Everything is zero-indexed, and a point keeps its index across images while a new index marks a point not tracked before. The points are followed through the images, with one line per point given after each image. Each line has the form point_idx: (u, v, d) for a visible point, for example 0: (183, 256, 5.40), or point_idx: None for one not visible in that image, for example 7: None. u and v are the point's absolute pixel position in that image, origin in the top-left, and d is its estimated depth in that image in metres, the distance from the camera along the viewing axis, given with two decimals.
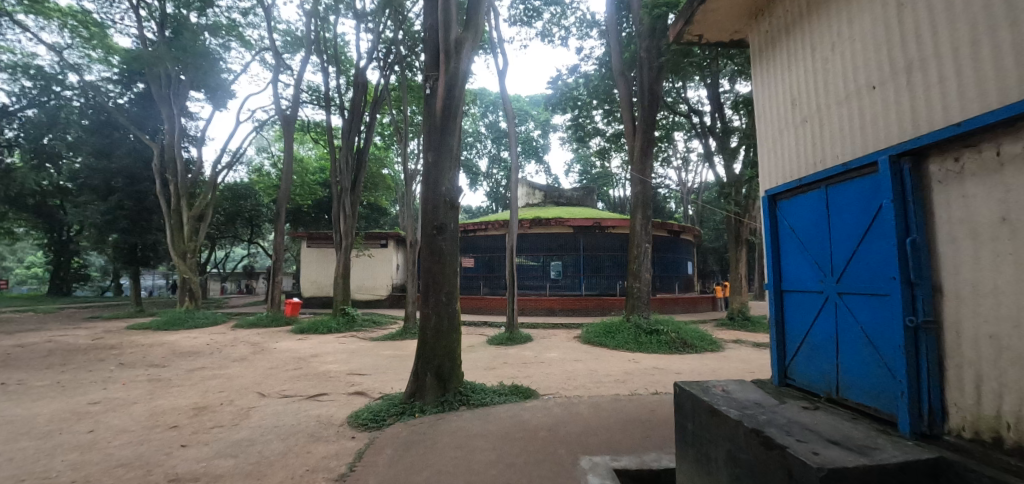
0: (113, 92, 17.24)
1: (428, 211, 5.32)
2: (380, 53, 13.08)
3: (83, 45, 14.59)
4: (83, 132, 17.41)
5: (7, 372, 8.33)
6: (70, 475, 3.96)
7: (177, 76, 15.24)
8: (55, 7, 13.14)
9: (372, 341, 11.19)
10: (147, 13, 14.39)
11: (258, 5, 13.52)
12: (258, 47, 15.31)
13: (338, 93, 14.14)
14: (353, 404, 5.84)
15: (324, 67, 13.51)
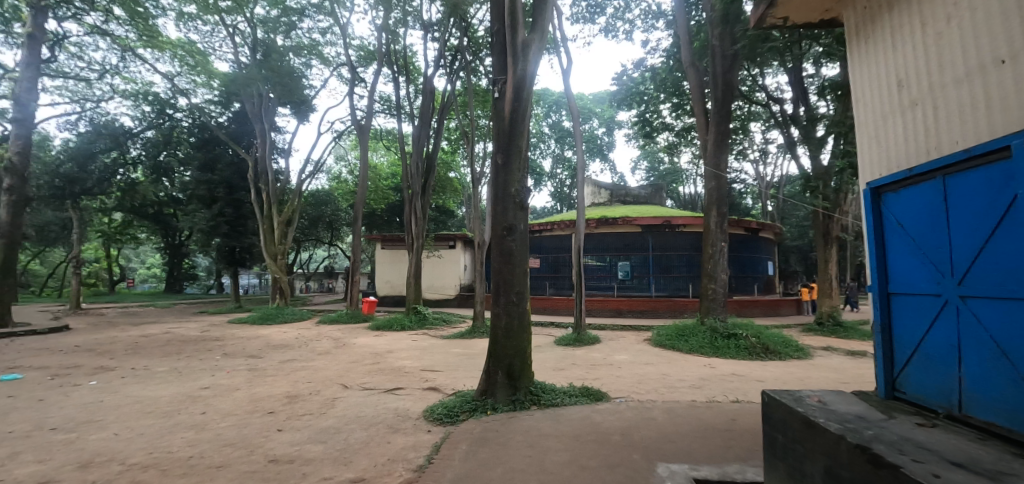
0: (215, 112, 19.08)
1: (498, 213, 5.36)
2: (447, 60, 13.37)
3: (190, 72, 16.26)
4: (191, 149, 19.55)
5: (134, 358, 9.44)
6: (187, 451, 4.40)
7: (267, 95, 16.53)
8: (167, 40, 14.60)
9: (443, 339, 11.49)
10: (242, 39, 15.72)
11: (334, 24, 14.32)
12: (335, 63, 16.24)
13: (407, 102, 14.65)
14: (427, 399, 6.02)
15: (394, 77, 14.06)
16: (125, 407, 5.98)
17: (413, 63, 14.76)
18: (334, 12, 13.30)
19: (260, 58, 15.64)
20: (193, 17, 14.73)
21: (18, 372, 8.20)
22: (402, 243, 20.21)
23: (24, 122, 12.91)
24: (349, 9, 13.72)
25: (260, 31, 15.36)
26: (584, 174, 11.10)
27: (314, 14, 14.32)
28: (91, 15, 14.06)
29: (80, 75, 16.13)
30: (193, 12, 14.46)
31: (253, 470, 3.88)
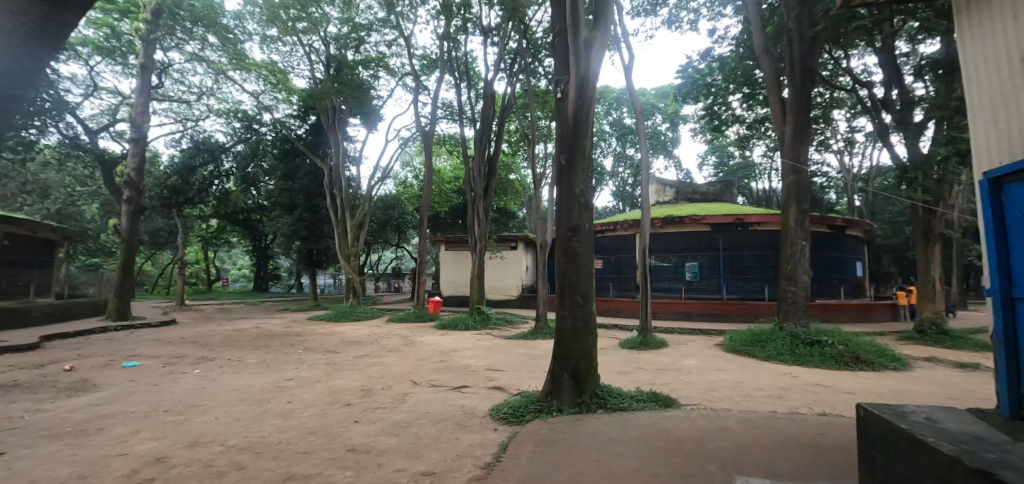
0: (295, 125, 20.41)
1: (562, 214, 5.28)
2: (507, 63, 13.45)
3: (272, 90, 17.52)
4: (274, 159, 20.98)
5: (229, 350, 10.24)
6: (276, 436, 4.69)
7: (339, 107, 17.43)
8: (253, 62, 15.71)
9: (506, 340, 11.54)
10: (316, 56, 16.68)
11: (399, 35, 14.83)
12: (400, 73, 16.82)
13: (469, 107, 14.86)
14: (493, 398, 6.03)
15: (456, 84, 14.35)
16: (223, 394, 6.49)
17: (473, 69, 14.99)
18: (399, 24, 13.77)
19: (334, 73, 16.54)
20: (275, 39, 15.84)
21: (136, 359, 9.17)
22: (465, 244, 20.56)
23: (139, 142, 14.41)
24: (413, 21, 14.18)
25: (333, 49, 16.22)
26: (650, 171, 10.73)
27: (380, 28, 14.93)
28: (190, 45, 15.50)
29: (181, 97, 17.81)
30: (275, 35, 15.53)
31: (333, 458, 4.07)
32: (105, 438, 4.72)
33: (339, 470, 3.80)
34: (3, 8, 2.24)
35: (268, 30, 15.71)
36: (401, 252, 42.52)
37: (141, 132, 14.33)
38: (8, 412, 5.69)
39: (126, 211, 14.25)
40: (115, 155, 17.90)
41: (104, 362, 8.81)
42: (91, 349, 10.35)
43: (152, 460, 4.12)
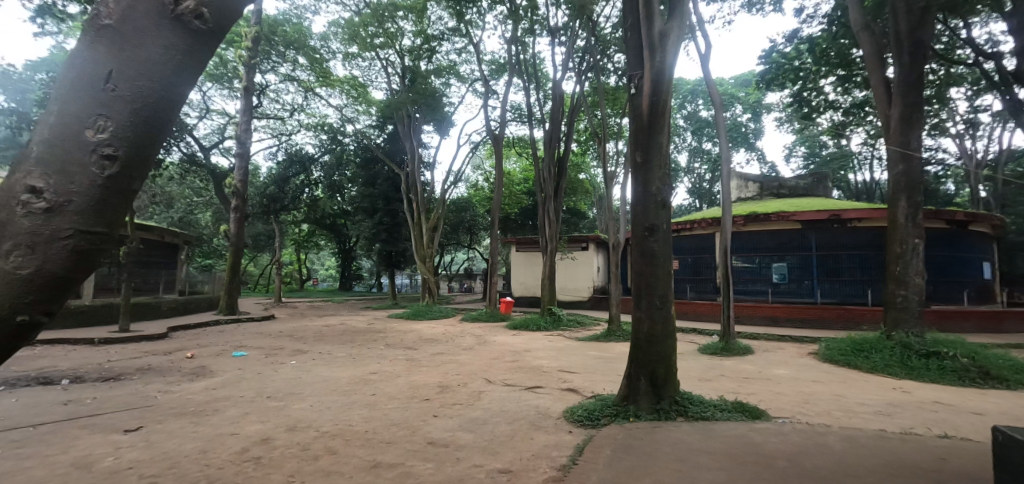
0: (374, 135, 21.45)
1: (637, 213, 5.07)
2: (575, 62, 13.29)
3: (354, 103, 18.56)
4: (357, 168, 22.15)
5: (320, 344, 10.94)
6: (363, 426, 4.89)
7: (414, 116, 18.12)
8: (336, 78, 16.74)
9: (579, 341, 11.36)
10: (393, 70, 17.47)
11: (469, 42, 15.15)
12: (470, 79, 17.17)
13: (538, 107, 14.84)
14: (568, 400, 5.90)
15: (524, 86, 14.39)
16: (316, 384, 6.89)
17: (541, 70, 14.97)
18: (469, 32, 14.05)
19: (408, 83, 17.19)
20: (355, 56, 16.75)
21: (243, 349, 10.03)
22: (535, 245, 20.51)
23: (244, 156, 15.80)
24: (482, 27, 14.40)
25: (409, 61, 16.86)
26: (731, 166, 10.11)
27: (451, 37, 15.30)
28: (284, 66, 16.80)
29: (276, 114, 19.33)
30: (355, 52, 16.42)
31: (415, 450, 4.15)
32: (218, 419, 5.17)
33: (420, 461, 3.87)
34: (144, 37, 1.25)
35: (349, 48, 16.64)
36: (473, 254, 43.35)
37: (244, 147, 15.72)
38: (142, 392, 6.43)
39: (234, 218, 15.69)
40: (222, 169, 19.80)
41: (218, 351, 9.72)
42: (207, 339, 11.47)
43: (257, 441, 4.45)
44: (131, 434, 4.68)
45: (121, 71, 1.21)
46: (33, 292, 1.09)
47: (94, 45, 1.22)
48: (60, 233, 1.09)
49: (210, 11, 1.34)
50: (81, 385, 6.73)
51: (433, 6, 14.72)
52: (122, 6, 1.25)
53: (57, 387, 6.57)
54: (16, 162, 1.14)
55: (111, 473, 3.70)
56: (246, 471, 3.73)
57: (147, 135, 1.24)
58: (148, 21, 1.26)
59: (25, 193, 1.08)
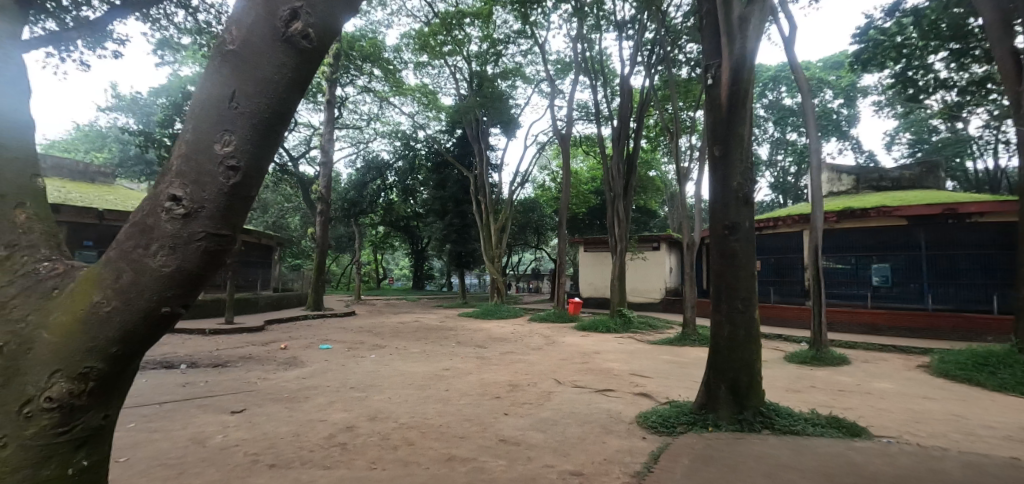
0: (444, 140, 22.16)
1: (717, 211, 4.83)
2: (644, 56, 12.92)
3: (425, 110, 19.24)
4: (429, 172, 22.90)
5: (396, 339, 11.46)
6: (438, 420, 5.06)
7: (481, 120, 18.50)
8: (409, 87, 17.51)
9: (651, 344, 11.01)
10: (461, 75, 17.91)
11: (534, 43, 15.19)
12: (536, 80, 17.22)
13: (605, 104, 14.55)
14: (640, 404, 5.74)
15: (590, 84, 14.18)
16: (393, 377, 7.23)
17: (608, 66, 14.69)
18: (534, 33, 14.12)
19: (476, 88, 17.58)
20: (426, 65, 17.39)
21: (329, 343, 10.74)
22: (605, 245, 20.13)
23: (328, 164, 16.92)
24: (547, 27, 14.39)
25: (476, 65, 17.22)
26: (820, 158, 9.34)
27: (517, 39, 15.44)
28: (361, 78, 17.80)
29: (355, 123, 20.54)
30: (426, 60, 17.05)
31: (487, 446, 4.24)
32: (308, 405, 5.57)
33: (492, 458, 3.94)
34: (259, 54, 1.36)
35: (419, 57, 17.29)
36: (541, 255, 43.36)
37: (328, 156, 16.86)
38: (244, 378, 7.08)
39: (319, 221, 16.84)
40: (310, 176, 21.33)
41: (307, 344, 10.48)
42: (296, 332, 12.40)
43: (343, 428, 4.75)
44: (237, 415, 5.19)
45: (242, 91, 1.33)
46: (173, 287, 1.24)
47: (223, 68, 1.36)
48: (195, 237, 1.23)
49: (317, 31, 1.41)
50: (195, 369, 7.54)
51: (498, 10, 14.91)
52: (245, 29, 1.37)
53: (176, 370, 7.42)
54: (163, 174, 1.31)
55: (220, 449, 4.12)
56: (334, 456, 4.00)
57: (263, 150, 1.37)
58: (263, 43, 1.36)
59: (169, 200, 1.23)
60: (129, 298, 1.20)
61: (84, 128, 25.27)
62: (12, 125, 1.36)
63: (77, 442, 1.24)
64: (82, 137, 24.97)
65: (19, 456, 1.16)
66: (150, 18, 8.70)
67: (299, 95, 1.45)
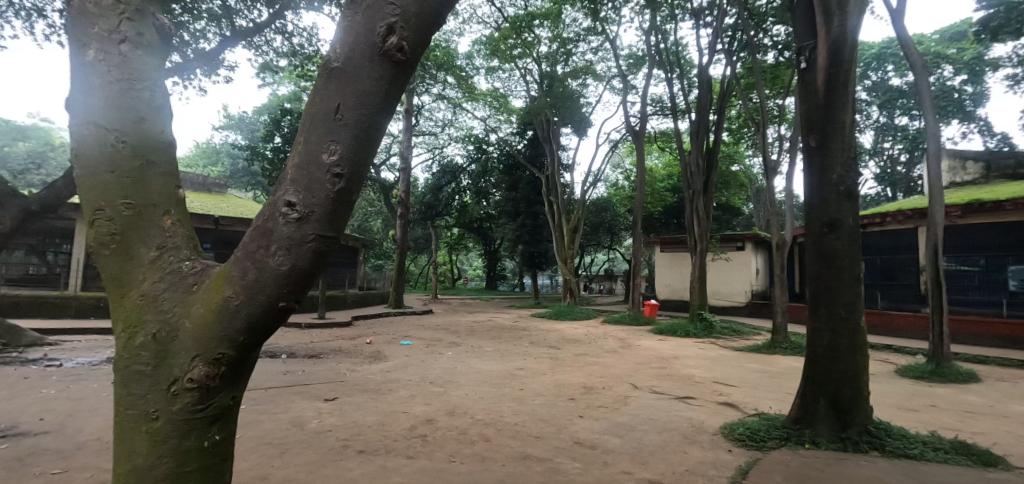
0: (516, 142, 22.35)
1: (815, 206, 4.46)
2: (725, 42, 12.27)
3: (497, 113, 19.55)
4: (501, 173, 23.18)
5: (472, 338, 11.74)
6: (513, 418, 5.13)
7: (552, 119, 18.51)
8: (481, 91, 17.94)
9: (736, 351, 10.39)
10: (530, 76, 17.99)
11: (605, 38, 14.89)
12: (607, 76, 16.87)
13: (682, 97, 13.93)
14: (725, 415, 5.43)
15: (666, 77, 13.63)
16: (469, 374, 7.42)
17: (685, 57, 14.15)
18: (604, 29, 13.92)
19: (546, 88, 17.63)
20: (496, 69, 17.77)
21: (409, 339, 11.24)
22: (683, 245, 19.28)
23: (406, 169, 17.74)
24: (617, 22, 14.10)
25: (546, 66, 17.19)
26: (936, 145, 8.28)
27: (587, 36, 15.25)
28: (435, 87, 18.53)
29: (430, 130, 21.43)
30: (497, 65, 17.44)
31: (562, 447, 4.23)
32: (392, 398, 5.88)
33: (568, 460, 3.93)
34: (358, 66, 1.46)
35: (490, 63, 17.74)
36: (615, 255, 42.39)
37: (406, 162, 17.70)
38: (335, 369, 7.62)
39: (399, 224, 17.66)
40: (390, 182, 22.42)
41: (389, 339, 11.04)
42: (379, 328, 13.09)
43: (423, 420, 4.96)
44: (329, 402, 5.59)
45: (345, 103, 1.43)
46: (288, 285, 1.37)
47: (328, 83, 1.47)
48: (307, 239, 1.35)
49: (410, 44, 1.50)
50: (292, 360, 8.22)
51: (567, 9, 14.85)
52: (347, 47, 1.48)
53: (278, 359, 8.14)
54: (279, 184, 1.44)
55: (315, 433, 4.46)
56: (415, 446, 4.19)
57: (363, 157, 1.47)
58: (362, 58, 1.46)
59: (284, 206, 1.36)
60: (252, 294, 1.34)
61: (202, 144, 28.49)
62: (163, 141, 1.58)
63: (211, 418, 1.40)
64: (200, 152, 28.15)
65: (168, 427, 1.36)
66: (253, 45, 9.69)
67: (392, 103, 1.53)
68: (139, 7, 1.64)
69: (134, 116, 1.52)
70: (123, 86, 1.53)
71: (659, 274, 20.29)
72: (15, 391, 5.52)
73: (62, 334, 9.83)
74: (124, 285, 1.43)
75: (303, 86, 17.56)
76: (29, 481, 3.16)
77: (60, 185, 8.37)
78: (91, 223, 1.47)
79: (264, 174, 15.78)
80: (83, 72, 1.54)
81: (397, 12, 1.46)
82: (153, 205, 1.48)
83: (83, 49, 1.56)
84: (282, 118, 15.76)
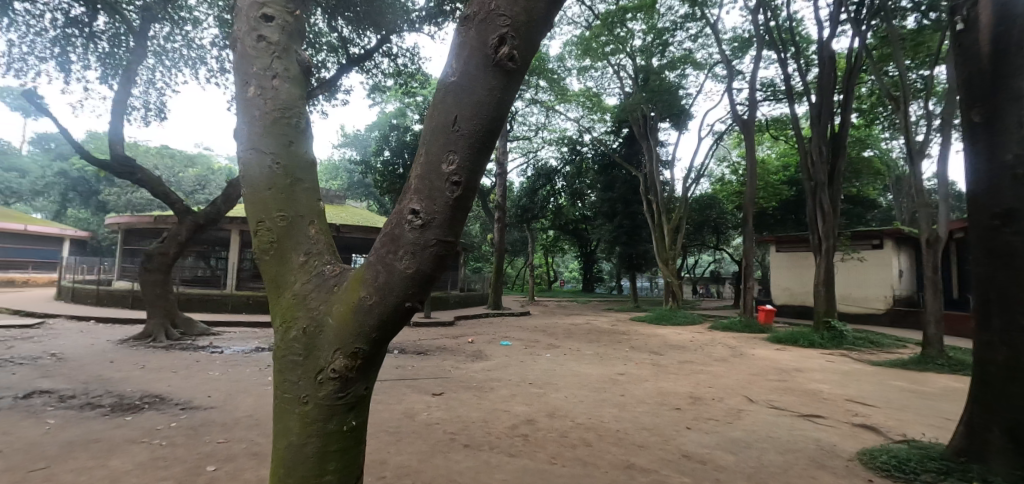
0: (610, 141, 22.01)
1: (983, 195, 3.78)
2: (850, 13, 10.98)
3: (590, 113, 19.39)
4: (596, 173, 22.81)
5: (570, 340, 11.70)
6: (616, 425, 5.03)
7: (650, 114, 17.93)
8: (573, 93, 17.87)
9: (872, 366, 9.22)
10: (625, 72, 17.59)
11: (706, 24, 14.06)
12: (709, 64, 15.90)
13: (797, 79, 12.70)
14: (862, 439, 4.83)
15: (780, 58, 12.48)
16: (569, 377, 7.41)
17: (801, 32, 12.90)
18: (704, 15, 13.14)
19: (642, 82, 17.07)
20: (589, 68, 17.58)
21: (508, 339, 11.50)
22: (803, 244, 17.54)
23: (503, 174, 18.20)
24: (718, 4, 13.24)
25: (641, 60, 16.62)
26: None
27: (684, 24, 14.47)
28: (528, 91, 18.78)
29: (525, 134, 21.74)
30: (589, 64, 17.25)
31: (669, 459, 4.07)
32: (494, 396, 6.06)
33: (675, 473, 3.77)
34: (470, 73, 1.54)
35: (582, 62, 17.58)
36: (722, 256, 39.66)
37: (502, 167, 18.18)
38: (441, 365, 8.03)
39: (497, 227, 18.13)
40: (488, 187, 23.08)
41: (490, 339, 11.38)
42: (480, 328, 13.54)
43: (525, 420, 5.05)
44: (437, 397, 5.91)
45: (462, 115, 1.51)
46: (413, 286, 1.49)
47: (445, 96, 1.56)
48: (429, 244, 1.46)
49: (520, 52, 1.54)
50: (403, 355, 8.82)
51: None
52: (462, 61, 1.57)
53: (390, 355, 8.77)
54: (403, 193, 1.56)
55: (425, 425, 4.74)
56: (517, 445, 4.28)
57: (478, 164, 1.54)
58: (477, 70, 1.54)
59: (409, 213, 1.47)
60: (383, 294, 1.47)
61: (325, 160, 31.63)
62: (308, 159, 1.79)
63: (349, 406, 1.56)
64: (323, 168, 31.26)
65: (316, 411, 1.54)
66: (364, 69, 10.59)
67: (502, 111, 1.58)
68: (285, 45, 1.88)
69: (284, 139, 1.75)
70: (276, 117, 1.76)
71: (775, 277, 18.64)
72: (188, 372, 6.56)
73: (221, 325, 11.49)
74: (281, 284, 1.64)
75: (407, 101, 18.81)
76: (200, 447, 3.74)
77: (221, 201, 9.63)
78: (255, 232, 1.71)
79: (375, 185, 17.08)
80: (245, 106, 1.80)
81: (508, 22, 1.51)
82: (301, 216, 1.68)
83: (245, 86, 1.82)
84: (391, 133, 16.91)
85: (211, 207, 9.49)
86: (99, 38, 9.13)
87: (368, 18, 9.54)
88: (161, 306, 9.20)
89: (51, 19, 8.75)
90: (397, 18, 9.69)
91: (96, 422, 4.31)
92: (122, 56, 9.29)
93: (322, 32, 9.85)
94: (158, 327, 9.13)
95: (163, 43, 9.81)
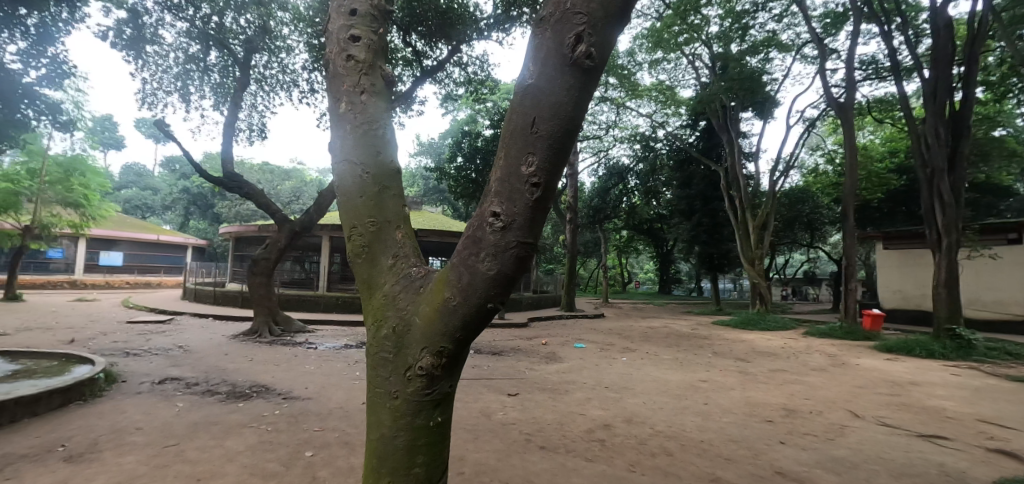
0: (686, 135, 21.19)
1: None
2: None
3: (664, 107, 18.72)
4: (672, 170, 21.96)
5: (647, 344, 11.32)
6: (700, 435, 4.79)
7: (729, 104, 17.03)
8: (645, 88, 17.37)
9: (1010, 382, 8.03)
10: (701, 62, 16.84)
11: (792, 4, 13.06)
12: (796, 46, 14.77)
13: (905, 54, 11.44)
14: (998, 467, 4.22)
15: (882, 31, 11.32)
16: (647, 383, 7.15)
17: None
18: None
19: (721, 71, 16.23)
20: (661, 61, 16.94)
21: (584, 342, 11.33)
22: (917, 240, 15.75)
23: (573, 175, 18.06)
24: None
25: (719, 47, 15.76)
26: None
27: (767, 5, 13.51)
28: (599, 90, 18.48)
29: (595, 134, 21.40)
30: (662, 57, 16.63)
31: (760, 475, 3.81)
32: (570, 398, 6.01)
33: None
34: (545, 70, 1.54)
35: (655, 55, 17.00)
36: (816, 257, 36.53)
37: (573, 168, 18.03)
38: (517, 366, 8.08)
39: (569, 228, 17.98)
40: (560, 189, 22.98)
41: (564, 342, 11.28)
42: (554, 331, 13.47)
43: (602, 425, 4.96)
44: (513, 397, 5.96)
45: (540, 115, 1.51)
46: (495, 287, 1.51)
47: (523, 99, 1.56)
48: (509, 245, 1.47)
49: (597, 50, 1.52)
50: (479, 356, 8.98)
51: None
52: (539, 64, 1.56)
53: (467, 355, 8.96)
54: (483, 196, 1.59)
55: (502, 424, 4.80)
56: (594, 449, 4.22)
57: (557, 166, 1.53)
58: (554, 70, 1.53)
59: (490, 216, 1.50)
60: (467, 294, 1.50)
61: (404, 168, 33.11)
62: (392, 167, 1.87)
63: (435, 402, 1.62)
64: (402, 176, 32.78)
65: (406, 405, 1.61)
66: (437, 80, 10.98)
67: (577, 111, 1.56)
68: (372, 62, 1.99)
69: (372, 149, 1.85)
70: (363, 128, 1.87)
71: (884, 278, 16.89)
72: (287, 366, 7.14)
73: (314, 323, 12.38)
74: (372, 285, 1.74)
75: (478, 107, 19.23)
76: (299, 434, 4.05)
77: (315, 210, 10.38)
78: (348, 236, 1.82)
79: (450, 190, 17.58)
80: (338, 121, 1.93)
81: (584, 20, 1.49)
82: (389, 221, 1.77)
83: (337, 102, 1.94)
84: (463, 140, 17.35)
85: (306, 215, 10.26)
86: (211, 71, 10.22)
87: (440, 31, 9.89)
88: (265, 305, 10.08)
89: (174, 57, 9.94)
90: (467, 27, 9.98)
91: (212, 407, 4.82)
92: (231, 85, 10.33)
93: (398, 47, 10.33)
94: (263, 325, 10.01)
95: (263, 71, 10.82)
